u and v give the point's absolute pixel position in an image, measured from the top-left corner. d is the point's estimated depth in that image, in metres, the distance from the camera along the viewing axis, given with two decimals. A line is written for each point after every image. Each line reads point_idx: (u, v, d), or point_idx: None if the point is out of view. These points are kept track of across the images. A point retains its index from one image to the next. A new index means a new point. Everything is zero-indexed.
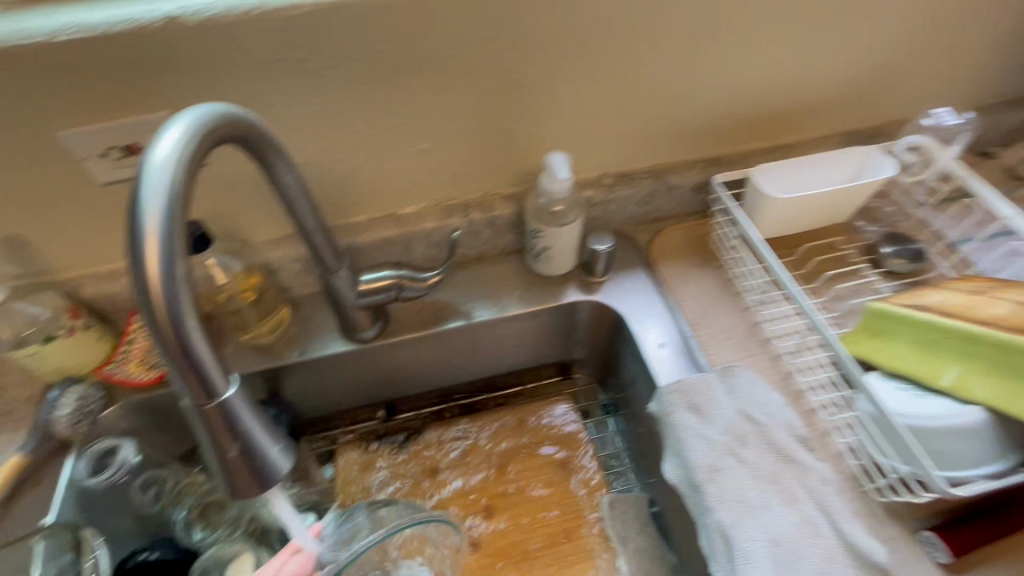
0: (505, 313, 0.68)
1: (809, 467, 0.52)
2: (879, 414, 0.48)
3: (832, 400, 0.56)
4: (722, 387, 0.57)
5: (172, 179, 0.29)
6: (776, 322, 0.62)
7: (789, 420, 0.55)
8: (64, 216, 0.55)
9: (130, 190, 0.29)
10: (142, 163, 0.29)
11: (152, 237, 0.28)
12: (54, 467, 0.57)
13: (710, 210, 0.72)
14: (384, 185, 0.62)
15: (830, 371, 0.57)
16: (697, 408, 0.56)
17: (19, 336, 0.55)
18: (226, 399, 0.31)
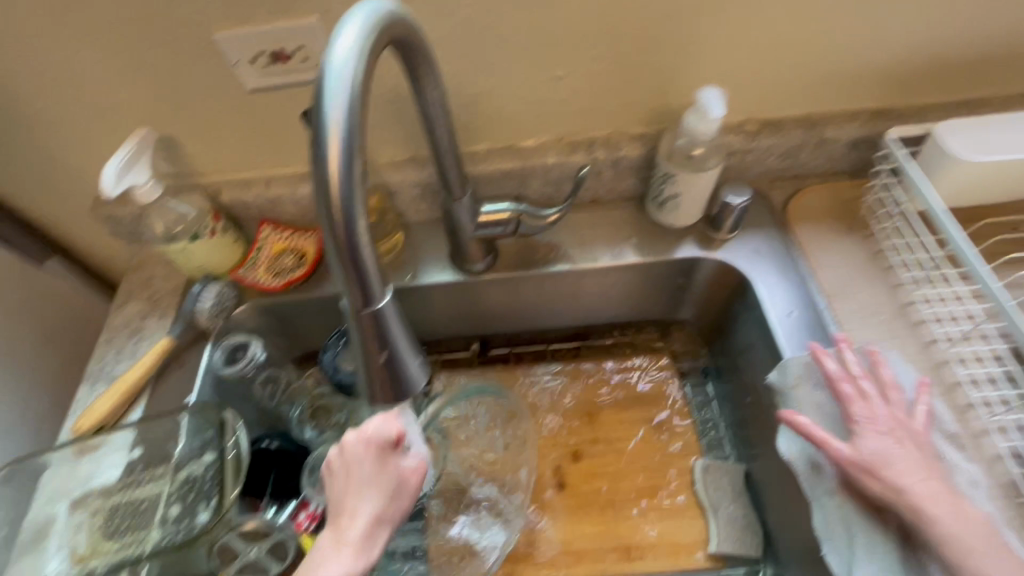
0: (617, 260, 0.65)
1: (955, 467, 0.47)
2: None
3: (995, 399, 0.50)
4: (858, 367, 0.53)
5: (355, 79, 0.28)
6: (934, 306, 0.56)
7: (939, 415, 0.50)
8: (212, 120, 0.57)
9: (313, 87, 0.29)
10: (325, 61, 0.29)
11: (335, 137, 0.28)
12: (194, 352, 0.63)
13: (869, 171, 0.64)
14: (511, 113, 0.59)
15: (999, 366, 0.51)
16: (826, 385, 0.52)
17: (171, 231, 0.59)
18: (382, 307, 0.32)
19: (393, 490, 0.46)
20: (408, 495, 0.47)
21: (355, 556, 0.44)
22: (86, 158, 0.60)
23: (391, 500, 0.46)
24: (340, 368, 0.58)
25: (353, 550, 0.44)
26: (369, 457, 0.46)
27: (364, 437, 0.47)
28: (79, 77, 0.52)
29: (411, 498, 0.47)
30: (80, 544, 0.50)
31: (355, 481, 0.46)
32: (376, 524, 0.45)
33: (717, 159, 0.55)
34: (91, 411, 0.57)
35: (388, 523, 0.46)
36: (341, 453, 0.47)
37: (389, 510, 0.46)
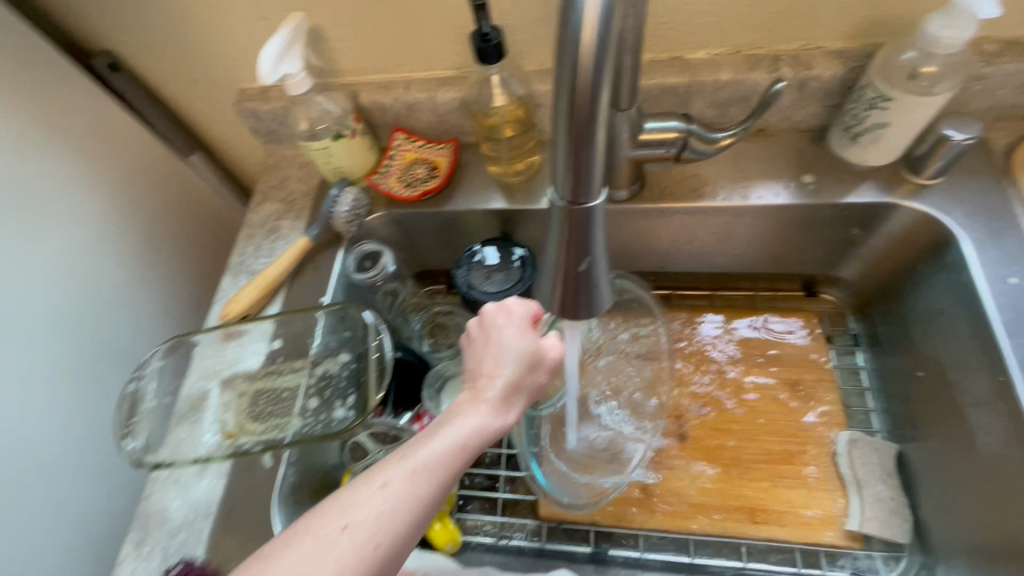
0: (783, 200, 0.57)
1: None
2: None
3: None
4: None
5: None
6: None
7: None
8: (363, 10, 0.53)
9: None
10: None
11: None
12: (327, 256, 0.63)
13: None
14: (690, 17, 0.51)
15: None
16: None
17: (314, 129, 0.58)
18: (595, 212, 0.28)
19: (535, 362, 0.41)
20: (548, 369, 0.42)
21: (493, 415, 0.39)
22: (236, 47, 0.59)
23: (531, 369, 0.41)
24: (472, 285, 0.56)
25: (493, 407, 0.39)
26: (511, 324, 0.43)
27: (505, 309, 0.43)
28: None
29: (548, 376, 0.42)
30: (230, 420, 0.52)
31: (496, 344, 0.42)
32: (516, 388, 0.40)
33: (954, 82, 0.45)
34: (235, 300, 0.59)
35: (528, 392, 0.41)
36: (481, 322, 0.44)
37: (529, 378, 0.41)
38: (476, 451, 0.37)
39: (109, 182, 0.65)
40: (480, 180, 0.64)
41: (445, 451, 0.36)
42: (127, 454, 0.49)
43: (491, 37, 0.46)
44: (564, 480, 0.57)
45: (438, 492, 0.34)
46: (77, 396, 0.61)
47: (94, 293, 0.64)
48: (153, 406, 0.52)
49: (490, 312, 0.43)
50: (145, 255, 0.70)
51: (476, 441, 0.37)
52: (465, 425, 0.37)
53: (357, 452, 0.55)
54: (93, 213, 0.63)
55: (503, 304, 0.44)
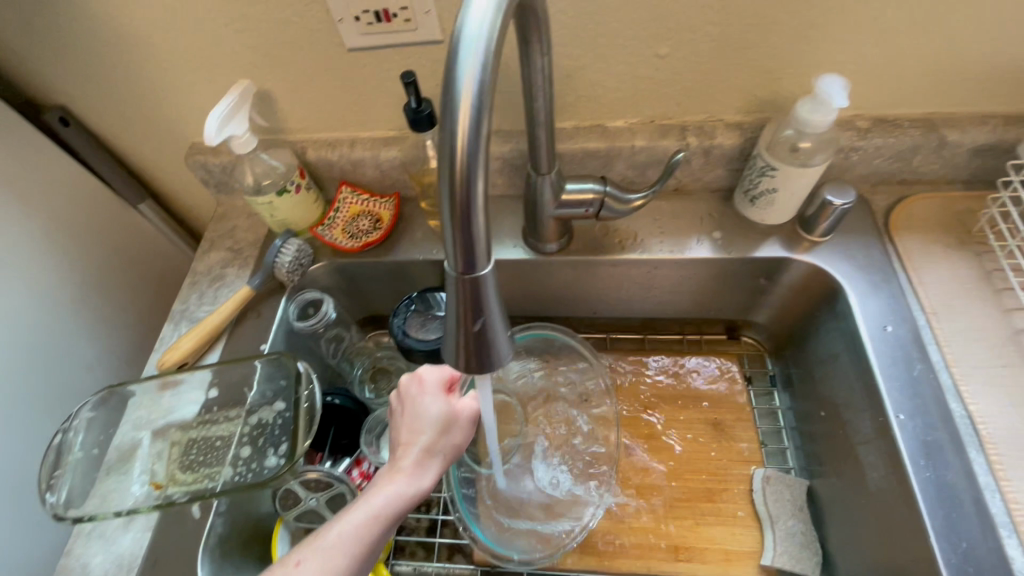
0: (697, 253, 0.62)
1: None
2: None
3: None
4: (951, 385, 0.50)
5: (491, 48, 0.26)
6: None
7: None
8: (308, 78, 0.57)
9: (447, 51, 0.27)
10: (458, 25, 0.26)
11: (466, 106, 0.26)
12: (270, 304, 0.65)
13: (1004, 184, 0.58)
14: (604, 92, 0.57)
15: None
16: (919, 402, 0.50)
17: (259, 184, 0.61)
18: (484, 279, 0.31)
19: (447, 426, 0.47)
20: (461, 429, 0.48)
21: (408, 481, 0.44)
22: (186, 106, 0.62)
23: (444, 432, 0.47)
24: (408, 333, 0.59)
25: (408, 474, 0.44)
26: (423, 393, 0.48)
27: (417, 379, 0.49)
28: (187, 24, 0.53)
29: (463, 435, 0.48)
30: (160, 471, 0.53)
31: (412, 414, 0.47)
32: (430, 452, 0.46)
33: (826, 155, 0.52)
34: (174, 348, 0.60)
35: (442, 454, 0.46)
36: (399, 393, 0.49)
37: (443, 440, 0.47)
38: (391, 518, 0.42)
39: (53, 232, 0.66)
40: (422, 231, 0.68)
41: (360, 522, 0.41)
42: (47, 508, 0.48)
43: (423, 108, 0.50)
44: (511, 532, 0.58)
45: (355, 560, 0.40)
46: (8, 449, 0.60)
47: (31, 342, 0.64)
48: (79, 458, 0.52)
49: (404, 384, 0.48)
50: (88, 303, 0.71)
51: (390, 509, 0.42)
52: (380, 496, 0.43)
53: (287, 501, 0.54)
54: (35, 262, 0.64)
55: (416, 374, 0.49)
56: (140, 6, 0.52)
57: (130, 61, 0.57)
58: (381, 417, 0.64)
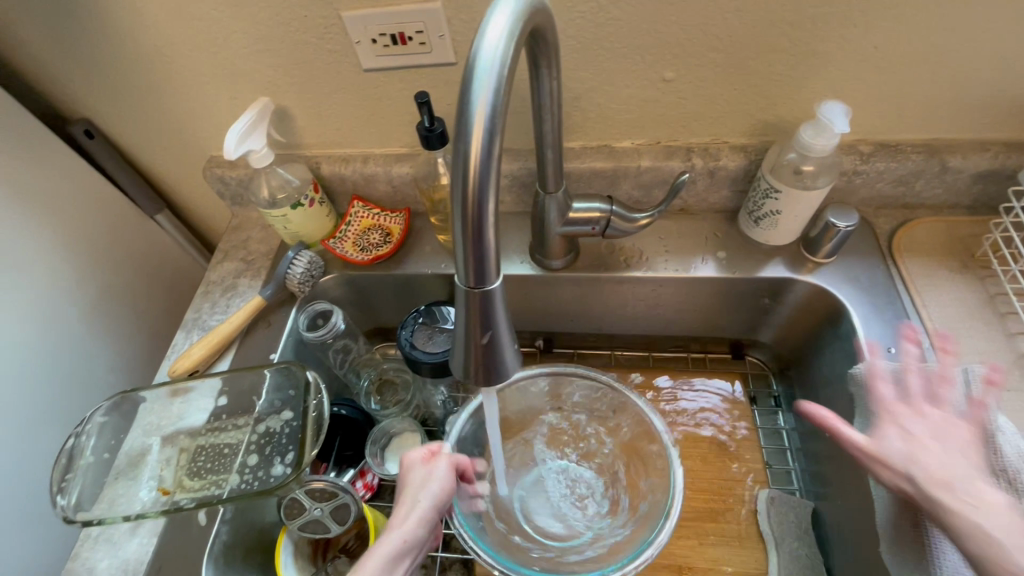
0: (701, 272, 0.63)
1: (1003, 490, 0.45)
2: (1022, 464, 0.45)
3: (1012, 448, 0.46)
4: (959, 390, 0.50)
5: (503, 74, 0.27)
6: None
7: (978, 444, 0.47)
8: (324, 96, 0.59)
9: (462, 77, 0.28)
10: (472, 53, 0.28)
11: (479, 130, 0.27)
12: (281, 314, 0.66)
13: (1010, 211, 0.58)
14: (611, 114, 0.59)
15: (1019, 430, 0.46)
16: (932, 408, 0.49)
17: (274, 197, 0.63)
18: (493, 293, 0.32)
19: (423, 474, 0.51)
20: (434, 467, 0.51)
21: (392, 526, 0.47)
22: (207, 121, 0.64)
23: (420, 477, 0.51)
24: (415, 345, 0.60)
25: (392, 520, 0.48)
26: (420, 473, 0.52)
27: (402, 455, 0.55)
28: (211, 45, 0.55)
29: (440, 470, 0.51)
30: (168, 477, 0.53)
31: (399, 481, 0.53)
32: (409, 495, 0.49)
33: (830, 177, 0.53)
34: (186, 355, 0.61)
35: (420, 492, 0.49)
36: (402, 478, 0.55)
37: (420, 483, 0.50)
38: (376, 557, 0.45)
39: (72, 240, 0.68)
40: (431, 246, 0.69)
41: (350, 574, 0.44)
42: (57, 510, 0.49)
43: (435, 127, 0.52)
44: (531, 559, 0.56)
45: None
46: (19, 452, 0.61)
47: (46, 347, 0.65)
48: (89, 462, 0.53)
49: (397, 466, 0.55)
50: (103, 310, 0.72)
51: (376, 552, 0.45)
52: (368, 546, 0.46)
53: (291, 510, 0.54)
54: (53, 269, 0.66)
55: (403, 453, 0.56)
56: (167, 27, 0.54)
57: (156, 78, 0.59)
58: (386, 429, 0.65)
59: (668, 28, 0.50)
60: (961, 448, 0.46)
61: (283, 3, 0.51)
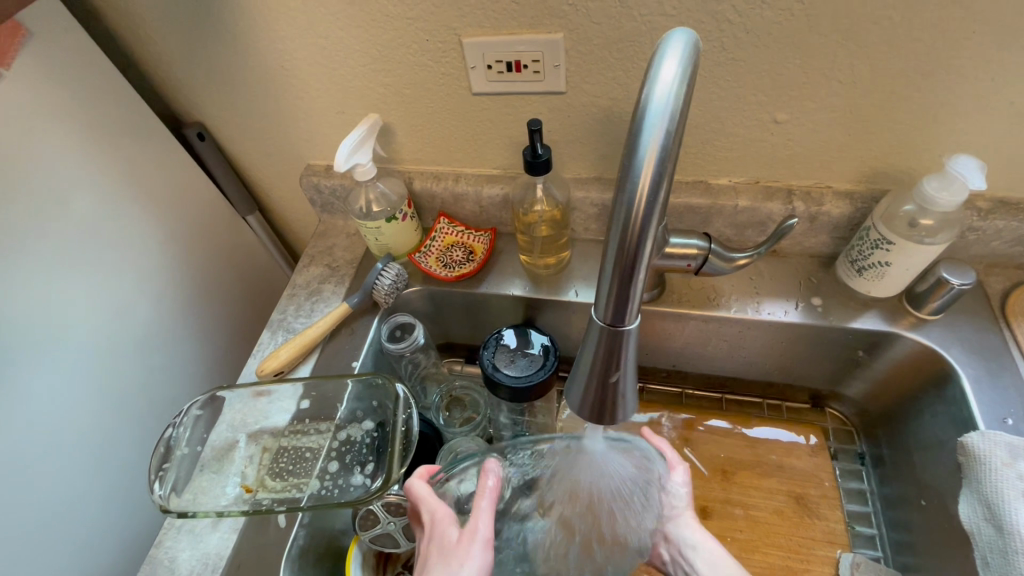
0: (793, 318, 0.61)
1: None
2: None
3: None
4: None
5: (672, 123, 0.27)
6: None
7: None
8: (430, 116, 0.61)
9: (630, 123, 0.28)
10: (643, 102, 0.28)
11: (645, 179, 0.27)
12: (363, 323, 0.67)
13: None
14: (714, 151, 0.58)
15: None
16: None
17: (369, 209, 0.65)
18: (629, 335, 0.32)
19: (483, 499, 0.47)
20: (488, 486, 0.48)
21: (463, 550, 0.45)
22: (311, 132, 0.66)
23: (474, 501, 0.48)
24: (497, 367, 0.60)
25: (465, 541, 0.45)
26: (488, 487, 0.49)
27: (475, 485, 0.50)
28: (330, 63, 0.58)
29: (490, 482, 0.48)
30: (251, 475, 0.54)
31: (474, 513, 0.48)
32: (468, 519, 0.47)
33: (949, 235, 0.51)
34: (274, 356, 0.62)
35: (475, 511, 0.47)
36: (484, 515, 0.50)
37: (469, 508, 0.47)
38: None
39: (173, 237, 0.71)
40: (512, 267, 0.70)
41: None
42: (155, 499, 0.50)
43: (541, 154, 0.52)
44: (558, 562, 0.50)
45: None
46: (108, 439, 0.64)
47: (142, 339, 0.68)
48: (184, 454, 0.54)
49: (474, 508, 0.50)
50: (191, 305, 0.75)
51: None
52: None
53: (365, 522, 0.54)
54: (155, 264, 0.69)
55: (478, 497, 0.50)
56: (292, 44, 0.57)
57: (272, 89, 0.62)
58: (454, 447, 0.64)
59: (790, 71, 0.49)
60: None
61: (407, 27, 0.53)
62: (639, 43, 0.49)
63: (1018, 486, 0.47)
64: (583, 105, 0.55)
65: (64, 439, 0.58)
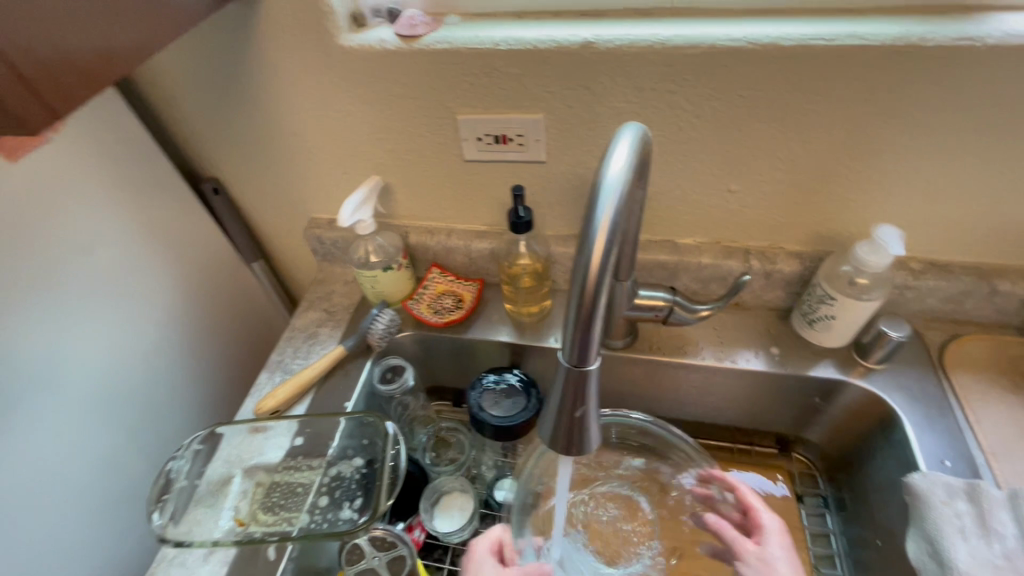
0: (754, 365, 0.66)
1: None
2: (1008, 560, 0.48)
3: (1000, 549, 0.49)
4: (1010, 504, 0.51)
5: (621, 198, 0.34)
6: None
7: (975, 544, 0.50)
8: (425, 178, 0.68)
9: (589, 196, 0.34)
10: (599, 179, 0.35)
11: (600, 241, 0.34)
12: (356, 365, 0.71)
13: None
14: (678, 214, 0.65)
15: (1013, 532, 0.49)
16: (981, 522, 0.50)
17: (367, 259, 0.71)
18: (591, 372, 0.37)
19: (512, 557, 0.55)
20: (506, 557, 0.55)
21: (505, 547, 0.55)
22: (318, 190, 0.73)
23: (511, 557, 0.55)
24: (482, 407, 0.64)
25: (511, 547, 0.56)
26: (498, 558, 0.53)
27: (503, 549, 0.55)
28: (339, 132, 0.65)
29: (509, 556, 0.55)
30: (244, 509, 0.57)
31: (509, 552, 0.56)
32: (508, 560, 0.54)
33: (882, 291, 0.57)
34: (272, 395, 0.66)
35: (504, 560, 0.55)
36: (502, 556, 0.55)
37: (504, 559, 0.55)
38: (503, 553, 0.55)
39: (185, 281, 0.76)
40: (498, 315, 0.75)
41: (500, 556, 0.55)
42: (153, 528, 0.53)
43: (524, 216, 0.58)
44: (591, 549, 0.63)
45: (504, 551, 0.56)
46: (108, 477, 0.66)
47: (149, 379, 0.71)
48: (183, 486, 0.57)
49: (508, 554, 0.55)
50: (196, 346, 0.79)
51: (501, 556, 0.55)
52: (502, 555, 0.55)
53: (353, 555, 0.58)
54: (166, 306, 0.74)
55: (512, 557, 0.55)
56: (306, 114, 0.64)
57: (285, 152, 0.69)
58: (439, 488, 0.67)
59: (739, 149, 0.57)
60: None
61: (408, 104, 0.60)
62: (608, 122, 0.57)
63: (955, 522, 0.51)
64: (562, 172, 0.63)
65: (73, 471, 0.61)
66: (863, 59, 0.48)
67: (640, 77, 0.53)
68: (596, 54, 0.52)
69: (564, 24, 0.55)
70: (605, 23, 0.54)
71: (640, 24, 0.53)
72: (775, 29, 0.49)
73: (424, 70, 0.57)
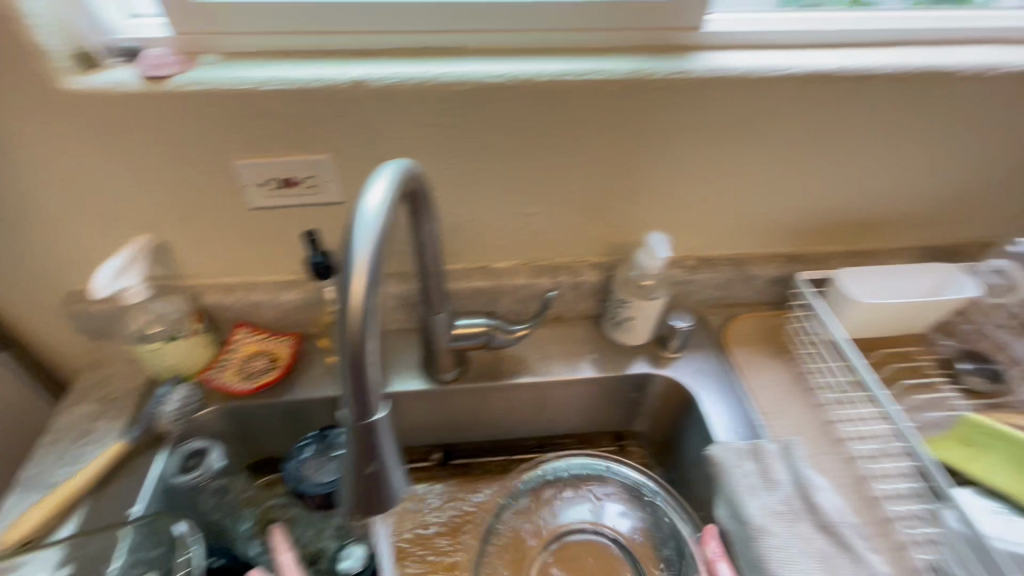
0: (577, 373, 0.70)
1: (799, 534, 0.54)
2: (786, 507, 0.56)
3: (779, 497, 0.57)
4: (781, 456, 0.60)
5: (380, 230, 0.33)
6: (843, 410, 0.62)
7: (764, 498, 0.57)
8: (210, 232, 0.61)
9: (346, 231, 0.33)
10: (357, 212, 0.34)
11: (360, 277, 0.32)
12: (146, 458, 0.60)
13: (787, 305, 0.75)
14: (486, 241, 0.67)
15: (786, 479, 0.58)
16: (765, 477, 0.58)
17: (146, 332, 0.61)
18: (379, 418, 0.35)
19: None
20: None
21: None
22: (72, 258, 0.61)
23: None
24: (303, 477, 0.57)
25: None
26: None
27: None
28: (85, 188, 0.55)
29: None
30: None
31: None
32: None
33: (664, 290, 0.65)
34: (18, 524, 0.53)
35: None
36: None
37: None
38: None
39: None
40: (321, 368, 0.69)
41: None
42: None
43: (320, 261, 0.55)
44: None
45: None
46: None
47: None
48: None
49: None
50: None
51: None
52: None
53: None
54: None
55: None
56: (34, 171, 0.53)
57: (15, 218, 0.57)
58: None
59: (525, 175, 0.60)
60: (802, 542, 0.54)
61: (166, 152, 0.53)
62: (397, 158, 0.57)
63: (746, 480, 0.58)
64: None
65: None
66: (607, 91, 0.54)
67: (418, 112, 0.54)
68: (369, 93, 0.52)
69: (333, 64, 0.53)
70: (376, 62, 0.53)
71: (412, 64, 0.54)
72: (531, 67, 0.54)
73: (180, 116, 0.51)
